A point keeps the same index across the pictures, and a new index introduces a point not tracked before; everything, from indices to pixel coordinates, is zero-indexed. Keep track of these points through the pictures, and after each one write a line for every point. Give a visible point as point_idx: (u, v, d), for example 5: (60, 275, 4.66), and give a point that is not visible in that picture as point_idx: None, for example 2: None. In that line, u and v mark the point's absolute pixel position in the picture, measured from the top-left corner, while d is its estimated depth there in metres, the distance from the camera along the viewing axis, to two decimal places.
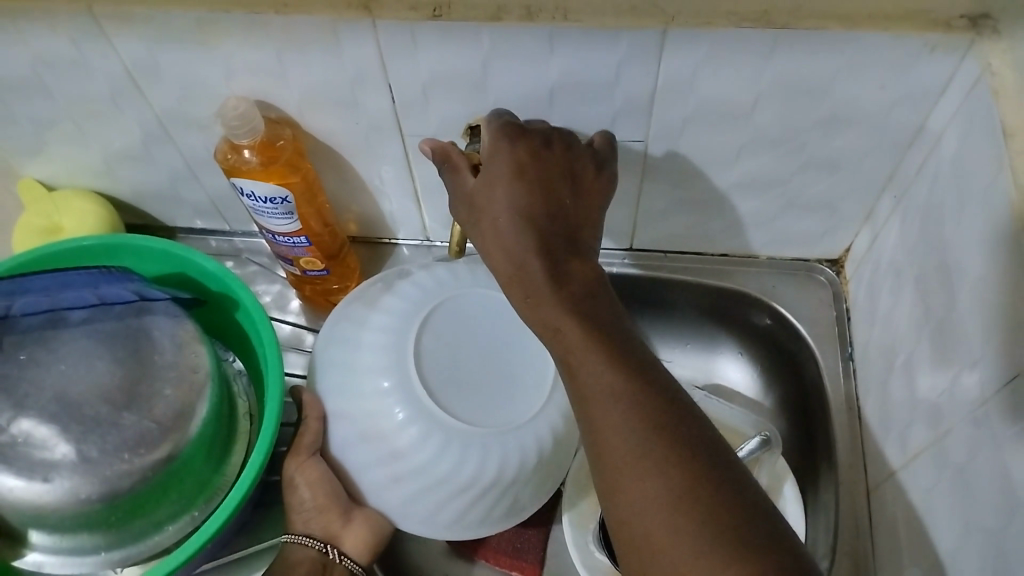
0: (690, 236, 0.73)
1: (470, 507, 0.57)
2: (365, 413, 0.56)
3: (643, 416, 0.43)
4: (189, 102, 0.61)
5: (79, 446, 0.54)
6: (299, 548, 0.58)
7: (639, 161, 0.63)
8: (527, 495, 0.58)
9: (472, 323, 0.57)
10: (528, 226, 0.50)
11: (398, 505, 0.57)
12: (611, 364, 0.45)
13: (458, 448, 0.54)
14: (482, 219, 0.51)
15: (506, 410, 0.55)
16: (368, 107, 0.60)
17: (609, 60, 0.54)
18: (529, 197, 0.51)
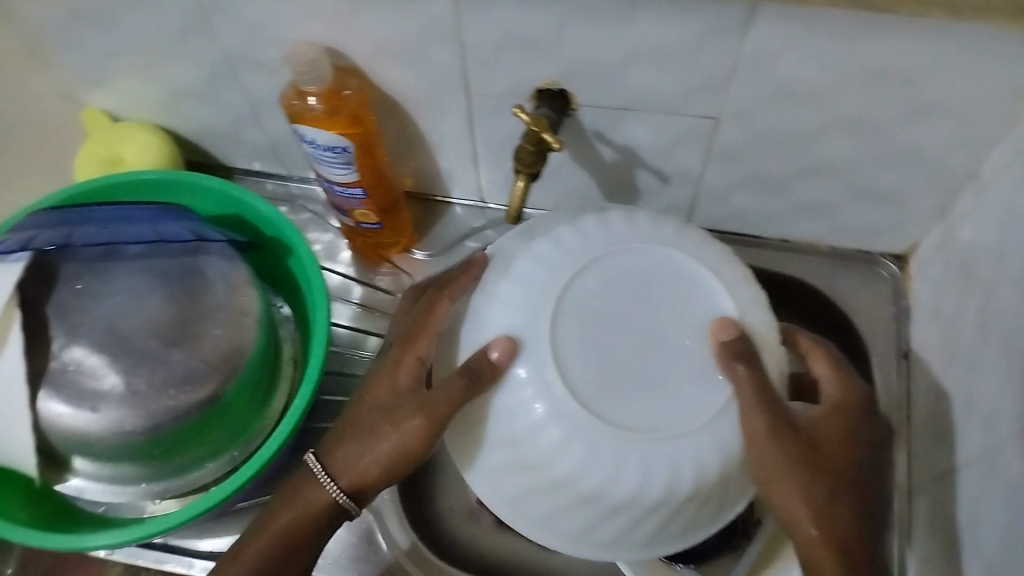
0: (751, 217, 0.71)
1: (612, 529, 0.48)
2: (506, 405, 0.47)
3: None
4: (258, 43, 0.60)
5: (129, 378, 0.54)
6: (316, 482, 0.53)
7: (708, 138, 0.61)
8: (675, 522, 0.47)
9: (635, 290, 0.48)
10: (825, 476, 0.48)
11: (527, 514, 0.49)
12: (851, 529, 0.48)
13: (565, 428, 0.45)
14: (782, 455, 0.46)
15: (663, 415, 0.45)
16: (438, 61, 0.59)
17: (690, 30, 0.52)
18: (823, 467, 0.48)
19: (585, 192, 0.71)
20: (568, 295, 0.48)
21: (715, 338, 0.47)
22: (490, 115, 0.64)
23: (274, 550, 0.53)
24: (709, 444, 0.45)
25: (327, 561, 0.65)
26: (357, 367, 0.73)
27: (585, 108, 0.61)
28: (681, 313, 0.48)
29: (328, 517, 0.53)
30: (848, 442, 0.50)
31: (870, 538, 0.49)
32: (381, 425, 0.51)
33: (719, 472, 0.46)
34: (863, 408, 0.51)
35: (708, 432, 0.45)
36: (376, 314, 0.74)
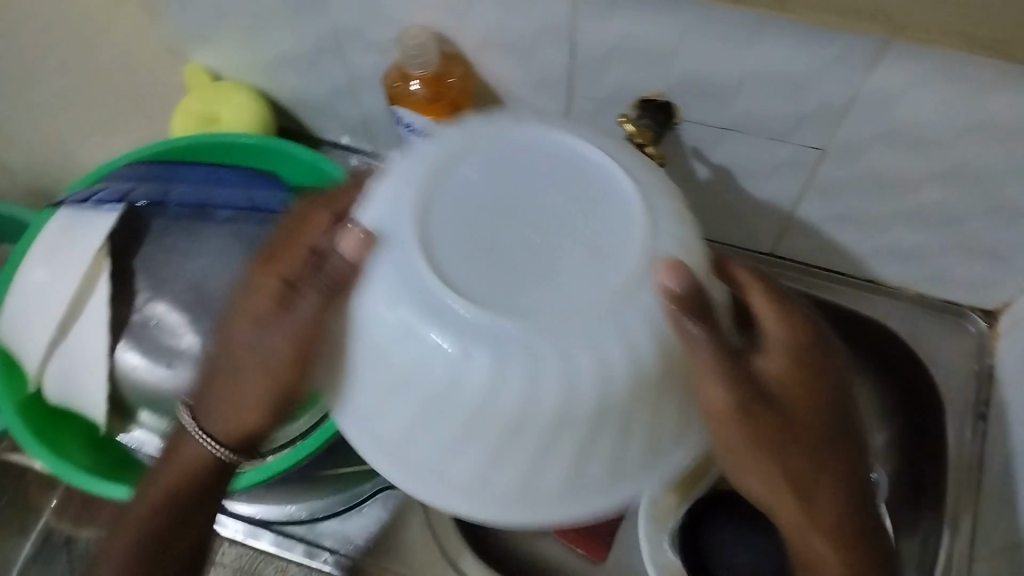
0: (839, 253, 0.69)
1: (524, 473, 0.41)
2: (387, 343, 0.40)
3: (812, 547, 0.43)
4: (369, 21, 0.60)
5: None
6: (191, 439, 0.50)
7: (810, 168, 0.60)
8: (599, 456, 0.41)
9: (471, 181, 0.42)
10: (811, 462, 0.42)
11: (445, 478, 0.43)
12: (840, 515, 0.43)
13: (455, 342, 0.39)
14: (738, 430, 0.40)
15: (587, 336, 0.38)
16: (546, 60, 0.58)
17: (813, 59, 0.50)
18: (823, 438, 0.42)
19: None
20: (438, 184, 0.42)
21: (659, 285, 0.39)
22: (588, 119, 0.63)
23: (158, 509, 0.52)
24: (647, 342, 0.39)
25: (372, 545, 0.65)
26: None
27: (688, 123, 0.59)
28: (528, 174, 0.43)
29: (205, 471, 0.51)
30: (811, 394, 0.42)
31: (863, 507, 0.44)
32: (242, 361, 0.45)
33: (654, 388, 0.40)
34: (800, 348, 0.43)
35: (641, 330, 0.39)
36: None
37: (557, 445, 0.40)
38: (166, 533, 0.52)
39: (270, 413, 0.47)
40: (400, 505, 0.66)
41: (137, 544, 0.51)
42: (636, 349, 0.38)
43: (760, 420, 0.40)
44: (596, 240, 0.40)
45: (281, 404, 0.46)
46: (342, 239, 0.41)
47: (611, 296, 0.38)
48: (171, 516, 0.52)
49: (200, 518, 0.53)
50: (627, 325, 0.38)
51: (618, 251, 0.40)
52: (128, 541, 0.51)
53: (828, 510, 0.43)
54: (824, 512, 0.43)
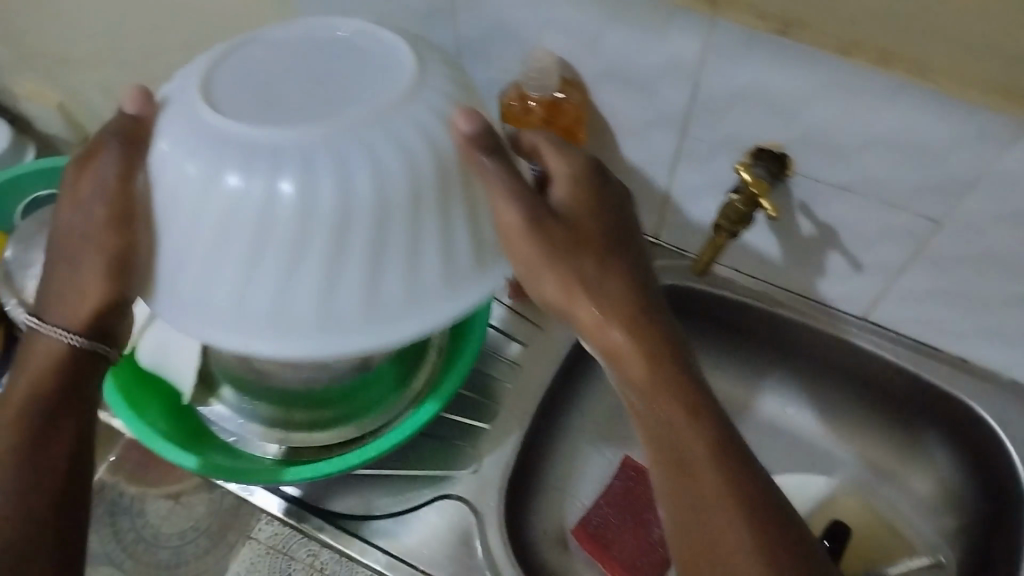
0: (933, 330, 0.66)
1: (363, 292, 0.44)
2: (175, 181, 0.42)
3: (689, 454, 0.45)
4: (494, 40, 0.61)
5: None
6: (40, 337, 0.49)
7: (920, 240, 0.58)
8: (425, 233, 0.44)
9: (258, 61, 0.45)
10: (626, 287, 0.47)
11: (294, 320, 0.44)
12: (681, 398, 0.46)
13: (263, 159, 0.40)
14: (573, 257, 0.46)
15: (338, 142, 0.40)
16: (664, 98, 0.58)
17: (946, 132, 0.49)
18: (660, 326, 0.47)
19: (767, 258, 0.69)
20: (218, 66, 0.44)
21: (454, 125, 0.43)
22: (697, 160, 0.63)
23: (27, 416, 0.47)
24: (414, 134, 0.42)
25: (424, 550, 0.64)
26: (496, 370, 0.74)
27: (800, 177, 0.58)
28: (330, 61, 0.45)
29: (78, 362, 0.49)
30: (602, 234, 0.47)
31: (707, 402, 0.47)
32: (76, 236, 0.46)
33: (433, 172, 0.43)
34: (589, 179, 0.49)
35: (400, 117, 0.42)
36: (526, 322, 0.76)
37: (351, 246, 0.43)
38: (37, 433, 0.47)
39: (116, 290, 0.47)
40: (456, 516, 0.66)
41: (19, 449, 0.46)
42: (416, 164, 0.42)
43: (615, 288, 0.47)
44: (400, 78, 0.43)
45: (126, 277, 0.46)
46: (122, 91, 0.44)
47: (390, 102, 0.42)
48: (43, 416, 0.48)
49: (71, 416, 0.49)
50: (407, 128, 0.42)
51: (407, 91, 0.43)
52: (12, 449, 0.46)
53: (686, 419, 0.46)
54: (685, 419, 0.46)
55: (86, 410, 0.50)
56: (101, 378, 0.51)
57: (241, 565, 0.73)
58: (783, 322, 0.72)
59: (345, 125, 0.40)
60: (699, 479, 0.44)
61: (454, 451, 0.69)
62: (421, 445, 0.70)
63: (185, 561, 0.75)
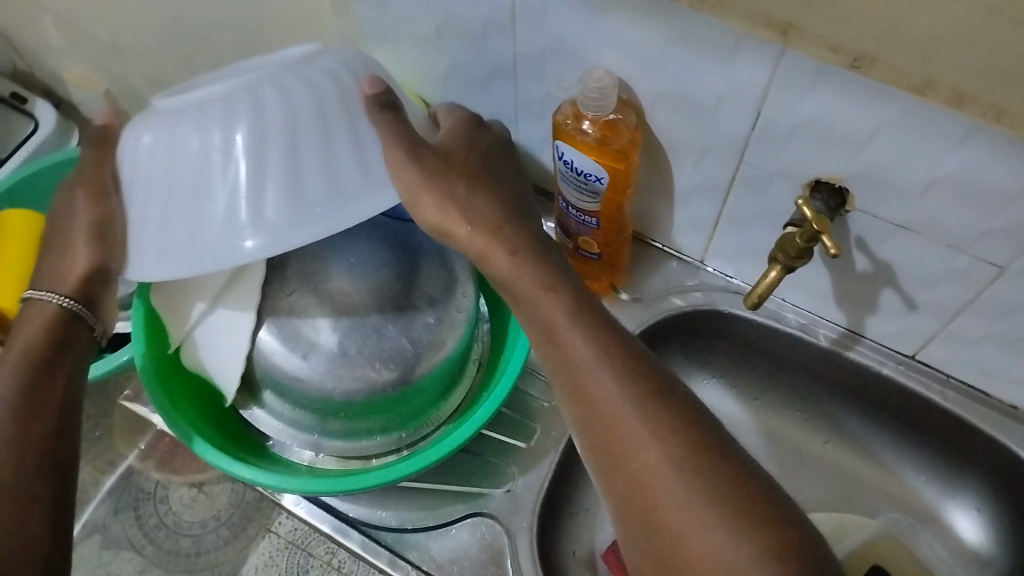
0: (985, 374, 0.64)
1: (288, 187, 0.52)
2: (150, 145, 0.54)
3: (608, 404, 0.48)
4: (552, 55, 0.60)
5: (343, 339, 0.56)
6: (36, 303, 0.60)
7: (980, 284, 0.57)
8: (332, 154, 0.54)
9: (209, 82, 0.59)
10: (496, 204, 0.56)
11: (243, 228, 0.52)
12: (601, 352, 0.49)
13: (199, 118, 0.53)
14: (454, 184, 0.54)
15: (261, 97, 0.53)
16: (724, 124, 0.57)
17: (1019, 178, 0.48)
18: (526, 238, 0.55)
19: (816, 288, 0.68)
20: (191, 89, 0.60)
21: (360, 92, 0.55)
22: (752, 188, 0.61)
23: (25, 368, 0.55)
24: (291, 78, 0.54)
25: (453, 567, 0.64)
26: (533, 388, 0.73)
27: (859, 212, 0.57)
28: (230, 74, 0.59)
29: (61, 324, 0.59)
30: (475, 164, 0.57)
31: (627, 350, 0.50)
32: (68, 224, 0.59)
33: (312, 109, 0.53)
34: (468, 128, 0.59)
35: (288, 74, 0.54)
36: None
37: (268, 151, 0.52)
38: (33, 383, 0.55)
39: (98, 256, 0.58)
40: (487, 534, 0.66)
41: (18, 397, 0.54)
42: (316, 88, 0.54)
43: (500, 196, 0.56)
44: (296, 57, 0.58)
45: (107, 245, 0.58)
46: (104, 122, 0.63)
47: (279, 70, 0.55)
48: (34, 372, 0.56)
49: (59, 376, 0.57)
50: (316, 72, 0.54)
51: (301, 61, 0.56)
52: (12, 397, 0.54)
53: (603, 369, 0.49)
54: (602, 370, 0.49)
55: (71, 372, 0.58)
56: (86, 350, 0.60)
57: (260, 557, 0.83)
58: (828, 356, 0.71)
59: (271, 76, 0.54)
60: (620, 419, 0.47)
61: (490, 469, 0.68)
62: (457, 460, 0.70)
63: (206, 550, 0.86)
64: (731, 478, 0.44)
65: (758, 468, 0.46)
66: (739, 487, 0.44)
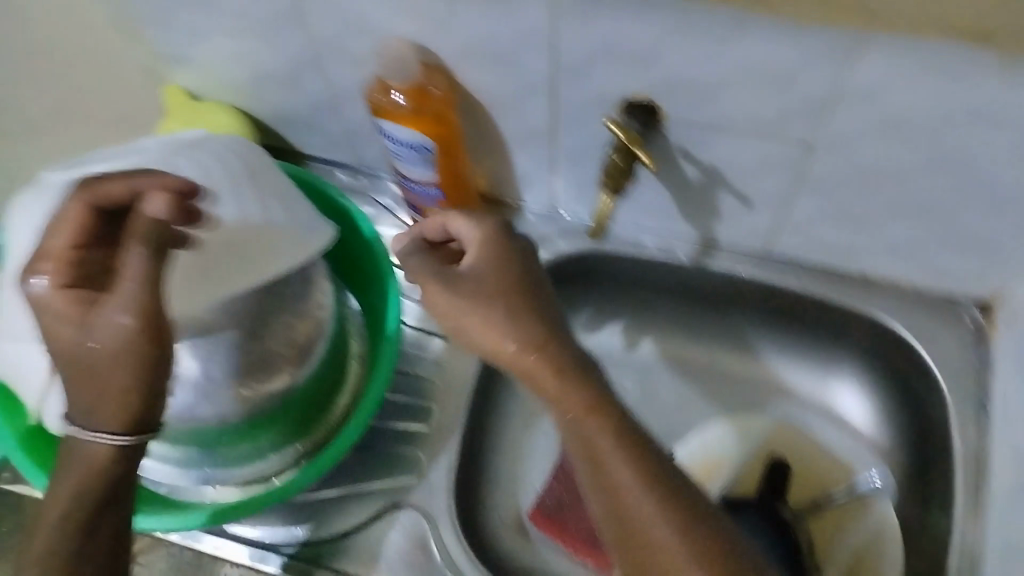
0: (831, 249, 0.68)
1: (205, 247, 0.51)
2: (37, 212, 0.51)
3: (649, 531, 0.45)
4: (347, 35, 0.60)
5: (203, 365, 0.51)
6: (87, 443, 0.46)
7: (799, 164, 0.60)
8: (239, 221, 0.52)
9: (100, 157, 0.57)
10: (542, 323, 0.50)
11: (178, 287, 0.49)
12: (637, 469, 0.46)
13: (106, 183, 0.51)
14: (489, 310, 0.51)
15: (173, 167, 0.52)
16: (528, 67, 0.58)
17: (796, 54, 0.51)
18: (578, 357, 0.50)
19: (661, 208, 0.70)
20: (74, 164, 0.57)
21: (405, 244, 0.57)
22: (574, 125, 0.63)
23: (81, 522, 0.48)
24: (212, 153, 0.54)
25: (382, 565, 0.63)
26: (423, 369, 0.70)
27: (674, 123, 0.59)
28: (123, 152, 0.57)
29: (119, 469, 0.47)
30: (511, 280, 0.52)
31: (669, 478, 0.47)
32: (88, 323, 0.44)
33: (220, 177, 0.53)
34: (494, 228, 0.54)
35: (206, 151, 0.54)
36: None
37: None
38: (85, 540, 0.48)
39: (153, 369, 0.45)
40: (408, 523, 0.64)
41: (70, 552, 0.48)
42: (230, 163, 0.55)
43: (554, 318, 0.52)
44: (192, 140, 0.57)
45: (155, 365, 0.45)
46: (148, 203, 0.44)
47: (194, 144, 0.55)
48: (82, 530, 0.48)
49: (111, 524, 0.49)
50: (230, 151, 0.55)
51: (209, 138, 0.56)
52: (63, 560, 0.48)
53: (645, 494, 0.46)
54: (644, 495, 0.45)
55: (127, 508, 0.50)
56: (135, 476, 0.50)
57: None
58: (688, 272, 0.73)
59: (186, 151, 0.54)
60: (664, 551, 0.44)
61: (399, 460, 0.67)
62: (360, 461, 0.67)
63: None
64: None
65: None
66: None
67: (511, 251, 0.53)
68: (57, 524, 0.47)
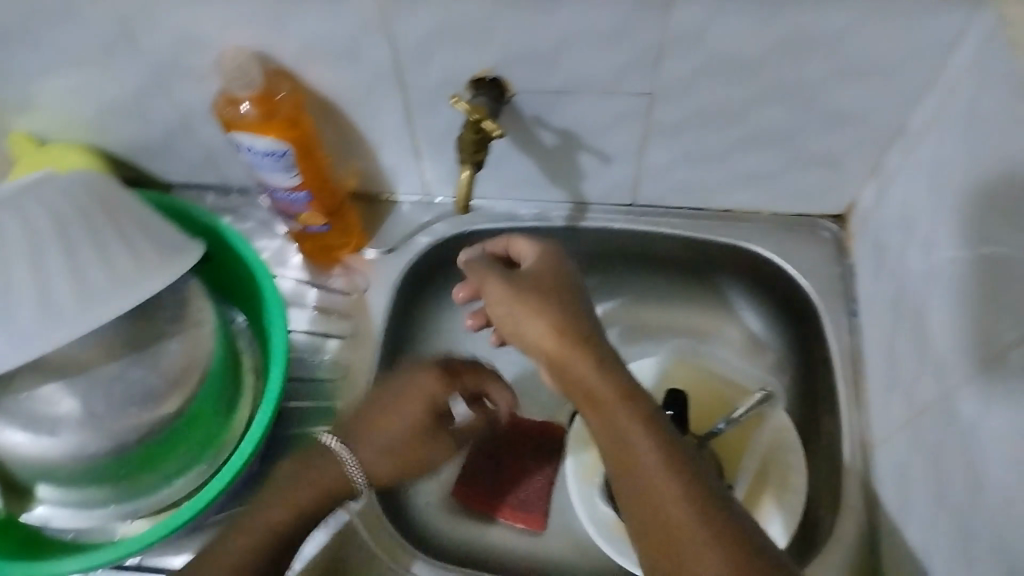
0: (693, 190, 0.72)
1: (44, 291, 0.51)
2: None
3: (674, 517, 0.43)
4: (184, 53, 0.60)
5: (87, 399, 0.52)
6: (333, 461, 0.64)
7: (644, 114, 0.63)
8: (84, 258, 0.53)
9: None
10: (584, 316, 0.50)
11: (28, 333, 0.50)
12: (670, 457, 0.45)
13: None
14: (581, 324, 0.49)
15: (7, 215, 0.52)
16: (368, 58, 0.59)
17: (616, 9, 0.53)
18: (610, 351, 0.49)
19: (529, 178, 0.72)
20: None
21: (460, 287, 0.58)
22: (426, 109, 0.64)
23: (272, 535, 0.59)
24: (51, 192, 0.54)
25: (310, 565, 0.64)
26: (320, 372, 0.71)
27: (521, 93, 0.61)
28: None
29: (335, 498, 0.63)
30: (569, 286, 0.52)
31: (702, 475, 0.45)
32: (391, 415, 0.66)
33: (59, 217, 0.53)
34: (549, 251, 0.55)
35: (45, 189, 0.54)
36: (335, 317, 0.73)
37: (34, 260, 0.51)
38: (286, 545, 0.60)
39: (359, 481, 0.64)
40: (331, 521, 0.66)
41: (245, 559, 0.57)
42: (73, 198, 0.54)
43: (587, 316, 0.51)
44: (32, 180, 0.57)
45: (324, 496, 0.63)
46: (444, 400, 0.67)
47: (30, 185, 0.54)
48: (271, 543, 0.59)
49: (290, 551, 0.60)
50: (71, 185, 0.55)
51: (48, 177, 0.55)
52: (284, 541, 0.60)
53: (673, 486, 0.44)
54: (672, 486, 0.44)
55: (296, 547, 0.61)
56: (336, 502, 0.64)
57: None
58: (567, 234, 0.76)
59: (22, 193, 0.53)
60: (689, 536, 0.43)
61: None
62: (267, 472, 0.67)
63: None
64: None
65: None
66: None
67: (572, 270, 0.53)
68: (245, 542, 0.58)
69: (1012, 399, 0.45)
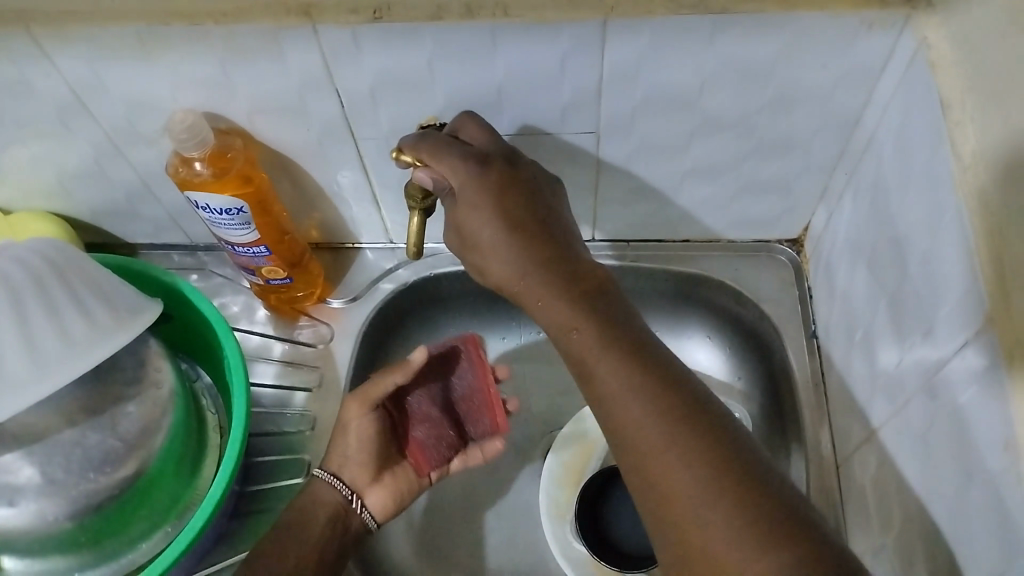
0: (649, 223, 0.73)
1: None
2: None
3: (640, 433, 0.45)
4: (138, 117, 0.61)
5: (44, 467, 0.52)
6: (328, 485, 0.63)
7: (593, 151, 0.64)
8: (38, 325, 0.53)
9: None
10: (528, 255, 0.52)
11: None
12: (632, 383, 0.47)
13: None
14: (530, 267, 0.52)
15: None
16: (319, 113, 0.60)
17: (554, 53, 0.55)
18: (573, 281, 0.51)
19: None
20: None
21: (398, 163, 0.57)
22: (380, 159, 0.65)
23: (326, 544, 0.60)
24: (6, 262, 0.55)
25: None
26: (288, 424, 0.71)
27: None
28: None
29: (337, 516, 0.62)
30: (505, 219, 0.52)
31: (670, 391, 0.46)
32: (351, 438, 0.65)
33: (13, 285, 0.54)
34: (467, 172, 0.53)
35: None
36: (303, 368, 0.73)
37: None
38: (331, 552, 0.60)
39: (374, 502, 0.64)
40: None
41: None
42: (28, 266, 0.55)
43: (546, 244, 0.52)
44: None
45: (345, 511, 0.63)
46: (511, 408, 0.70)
47: None
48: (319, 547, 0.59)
49: (334, 549, 0.60)
50: (26, 253, 0.56)
51: (2, 248, 0.56)
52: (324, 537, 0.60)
53: (635, 400, 0.46)
54: (634, 401, 0.46)
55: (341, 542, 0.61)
56: (345, 517, 0.62)
57: None
58: None
59: None
60: (654, 454, 0.44)
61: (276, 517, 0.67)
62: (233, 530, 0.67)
63: None
64: (767, 511, 0.41)
65: (792, 491, 0.42)
66: (768, 512, 0.40)
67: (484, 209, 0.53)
68: (311, 546, 0.59)
69: (958, 411, 0.46)
